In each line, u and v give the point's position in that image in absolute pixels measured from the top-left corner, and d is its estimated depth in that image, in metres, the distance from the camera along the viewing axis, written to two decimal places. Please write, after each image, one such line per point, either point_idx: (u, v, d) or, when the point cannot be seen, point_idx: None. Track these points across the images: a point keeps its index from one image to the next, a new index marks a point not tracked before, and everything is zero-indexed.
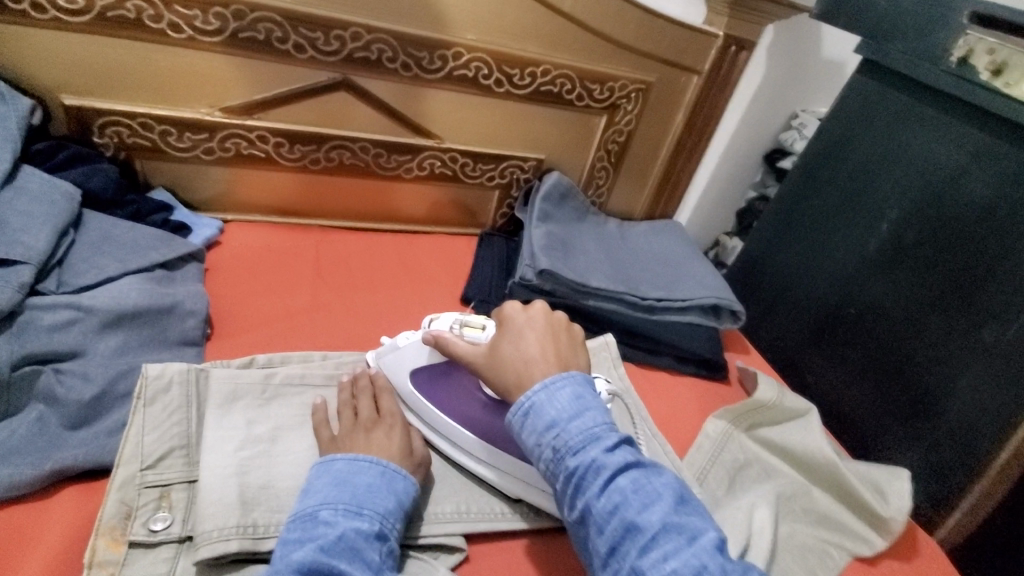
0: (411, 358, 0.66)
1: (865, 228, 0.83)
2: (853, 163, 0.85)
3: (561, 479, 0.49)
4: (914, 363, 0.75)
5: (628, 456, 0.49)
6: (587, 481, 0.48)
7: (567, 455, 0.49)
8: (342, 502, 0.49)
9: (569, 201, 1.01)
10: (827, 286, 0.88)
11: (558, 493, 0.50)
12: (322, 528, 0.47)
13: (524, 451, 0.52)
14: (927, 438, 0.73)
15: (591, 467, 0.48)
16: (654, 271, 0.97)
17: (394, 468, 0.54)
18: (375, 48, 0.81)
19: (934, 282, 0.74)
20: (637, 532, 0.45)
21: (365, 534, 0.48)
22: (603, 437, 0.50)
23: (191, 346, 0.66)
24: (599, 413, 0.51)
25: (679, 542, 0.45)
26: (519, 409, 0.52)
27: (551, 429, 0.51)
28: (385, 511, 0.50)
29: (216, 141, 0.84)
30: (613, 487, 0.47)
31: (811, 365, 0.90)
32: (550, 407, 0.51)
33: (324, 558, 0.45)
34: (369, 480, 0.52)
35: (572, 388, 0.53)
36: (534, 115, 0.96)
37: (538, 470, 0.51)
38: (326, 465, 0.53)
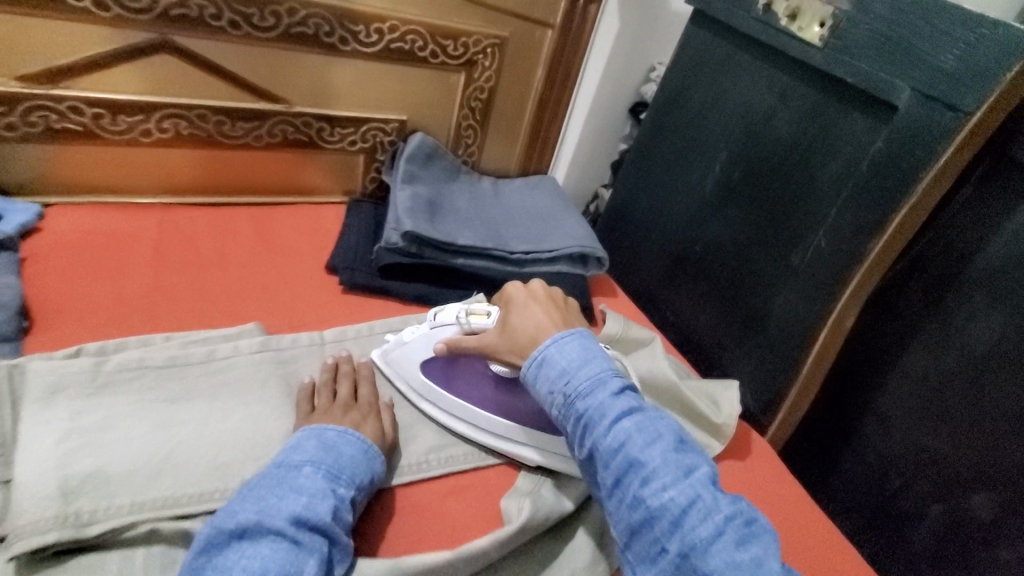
0: (421, 351, 0.69)
1: (703, 170, 0.91)
2: (691, 112, 0.92)
3: (571, 421, 0.55)
4: (745, 288, 0.84)
5: (632, 402, 0.54)
6: (595, 423, 0.53)
7: (577, 400, 0.55)
8: (326, 464, 0.54)
9: (437, 162, 1.01)
10: (676, 227, 0.95)
11: (569, 434, 0.56)
12: (314, 482, 0.52)
13: (539, 400, 0.59)
14: (757, 353, 0.83)
15: (597, 409, 0.54)
16: (525, 225, 1.00)
17: (374, 448, 0.59)
18: (194, 4, 0.75)
19: (755, 214, 0.82)
20: (641, 467, 0.50)
21: (343, 498, 0.52)
22: (609, 384, 0.55)
23: (4, 342, 0.60)
24: (603, 362, 0.57)
25: (676, 475, 0.49)
26: (533, 362, 0.59)
27: (562, 376, 0.57)
28: (360, 485, 0.55)
29: (19, 114, 0.74)
30: (618, 428, 0.52)
31: (668, 301, 0.98)
32: (560, 358, 0.58)
33: (312, 511, 0.49)
34: (353, 451, 0.57)
35: (578, 341, 0.59)
36: (389, 74, 0.93)
37: (552, 416, 0.58)
38: (315, 432, 0.57)
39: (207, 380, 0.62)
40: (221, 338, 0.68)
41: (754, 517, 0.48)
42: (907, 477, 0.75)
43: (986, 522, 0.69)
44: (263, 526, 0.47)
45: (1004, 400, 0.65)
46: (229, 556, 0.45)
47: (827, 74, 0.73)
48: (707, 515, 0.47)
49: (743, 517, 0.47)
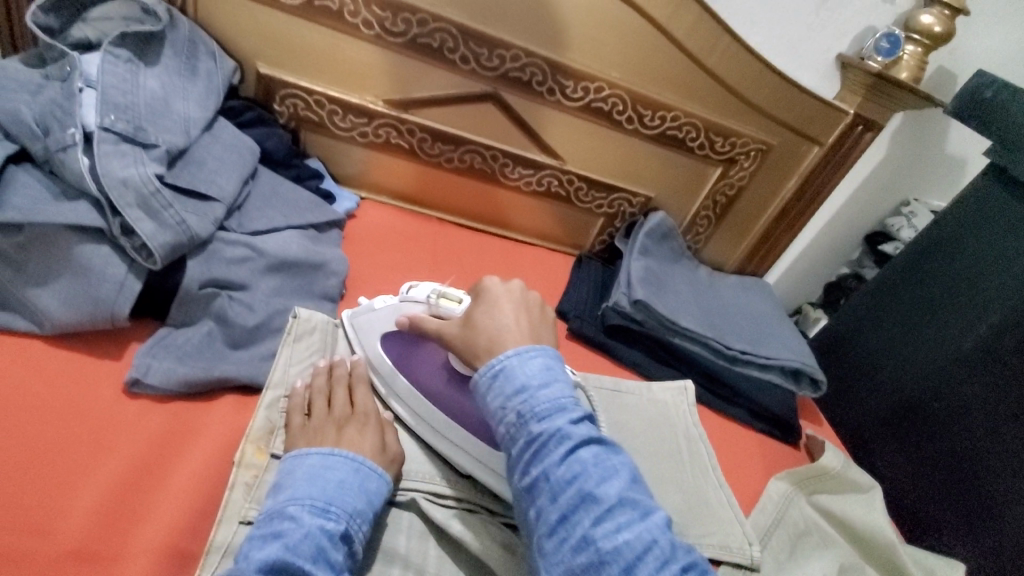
0: (382, 324, 0.65)
1: (963, 326, 0.84)
2: (961, 262, 0.87)
3: (521, 444, 0.48)
4: (986, 466, 0.76)
5: (593, 431, 0.48)
6: (548, 448, 0.47)
7: (532, 421, 0.48)
8: (311, 496, 0.47)
9: (669, 242, 1.06)
10: (912, 375, 0.89)
11: (513, 458, 0.48)
12: (293, 519, 0.45)
13: (488, 413, 0.51)
14: (985, 540, 0.74)
15: (553, 435, 0.47)
16: (741, 324, 0.99)
17: (369, 465, 0.52)
18: (528, 70, 0.90)
19: (1019, 392, 0.74)
20: (594, 504, 0.45)
21: (335, 537, 0.45)
22: (569, 409, 0.49)
23: (330, 302, 0.74)
24: (565, 386, 0.50)
25: (633, 516, 0.45)
26: (488, 370, 0.51)
27: (518, 394, 0.49)
28: (355, 511, 0.47)
29: (372, 126, 0.93)
30: (575, 458, 0.46)
31: (880, 449, 0.90)
32: (520, 372, 0.50)
33: (285, 559, 0.42)
34: (342, 474, 0.49)
35: (544, 358, 0.51)
36: (653, 155, 1.01)
37: (497, 432, 0.50)
38: (298, 458, 0.50)
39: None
40: None
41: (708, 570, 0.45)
42: None
43: None
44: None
45: None
46: None
47: None
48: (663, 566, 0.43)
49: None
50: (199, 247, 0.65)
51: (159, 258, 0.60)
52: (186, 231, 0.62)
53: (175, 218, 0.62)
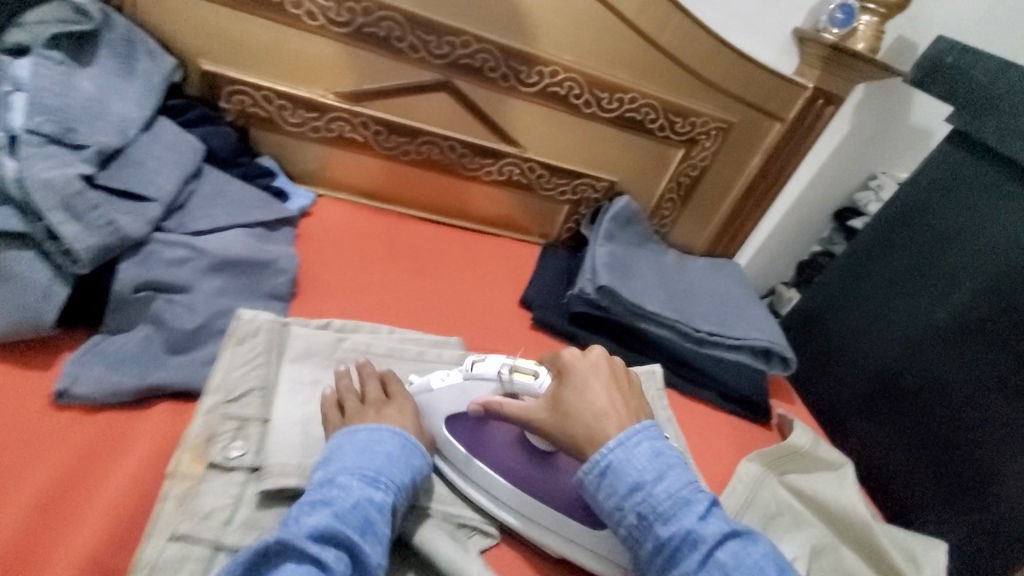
0: (449, 404, 0.61)
1: (935, 296, 0.82)
2: (931, 233, 0.86)
3: (648, 546, 0.50)
4: (969, 440, 0.74)
5: (721, 524, 0.50)
6: (682, 552, 0.48)
7: (656, 521, 0.50)
8: (361, 468, 0.49)
9: (634, 226, 1.05)
10: (885, 350, 0.87)
11: (645, 560, 0.50)
12: (343, 488, 0.47)
13: (602, 512, 0.53)
14: (976, 517, 0.72)
15: (684, 537, 0.48)
16: (709, 306, 0.98)
17: (412, 443, 0.55)
18: (479, 57, 0.88)
19: (997, 362, 0.73)
20: None
21: (382, 506, 0.48)
22: (693, 502, 0.50)
23: (279, 301, 0.72)
24: (680, 473, 0.52)
25: None
26: (595, 467, 0.52)
27: (635, 492, 0.51)
28: (399, 485, 0.50)
29: (323, 121, 0.91)
30: (712, 561, 0.47)
31: (857, 426, 0.89)
32: (632, 465, 0.52)
33: (340, 522, 0.44)
34: (388, 449, 0.53)
35: (648, 444, 0.53)
36: (614, 138, 1.00)
37: (618, 532, 0.52)
38: (346, 435, 0.53)
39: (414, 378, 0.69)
40: (431, 343, 0.75)
41: None
42: None
43: None
44: (287, 541, 0.42)
45: None
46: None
47: None
48: None
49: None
50: (134, 250, 0.63)
51: (85, 261, 0.58)
52: (116, 231, 0.60)
53: (102, 218, 0.60)
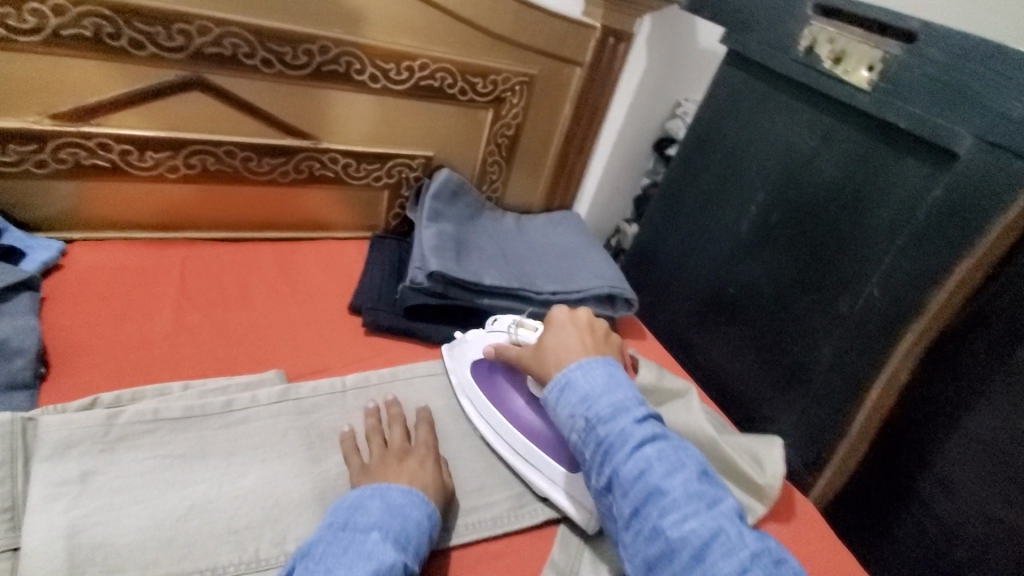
0: (471, 352, 0.73)
1: (736, 211, 0.88)
2: (724, 151, 0.90)
3: (591, 447, 0.54)
4: (786, 336, 0.80)
5: (656, 430, 0.53)
6: (615, 448, 0.52)
7: (597, 424, 0.54)
8: (393, 530, 0.50)
9: (461, 198, 0.99)
10: (709, 269, 0.92)
11: (588, 460, 0.54)
12: (382, 551, 0.47)
13: (559, 423, 0.57)
14: (799, 403, 0.78)
15: (619, 436, 0.52)
16: (550, 263, 0.97)
17: (437, 511, 0.55)
18: (228, 43, 0.75)
19: (795, 260, 0.79)
20: (660, 495, 0.49)
21: (410, 573, 0.48)
22: (633, 411, 0.54)
23: (21, 390, 0.58)
24: (630, 391, 0.56)
25: (698, 506, 0.48)
26: (556, 384, 0.58)
27: (584, 402, 0.56)
28: (423, 555, 0.51)
29: (49, 151, 0.73)
30: (641, 455, 0.51)
31: (699, 344, 0.94)
32: (583, 379, 0.57)
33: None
34: (419, 515, 0.52)
35: (602, 368, 0.58)
36: (416, 110, 0.93)
37: (571, 440, 0.56)
38: (378, 491, 0.53)
39: (222, 435, 0.59)
40: (242, 385, 0.65)
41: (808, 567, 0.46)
42: (977, 550, 0.66)
43: None
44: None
45: None
46: None
47: (875, 117, 0.69)
48: (731, 551, 0.45)
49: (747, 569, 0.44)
50: None
51: None
52: None
53: None
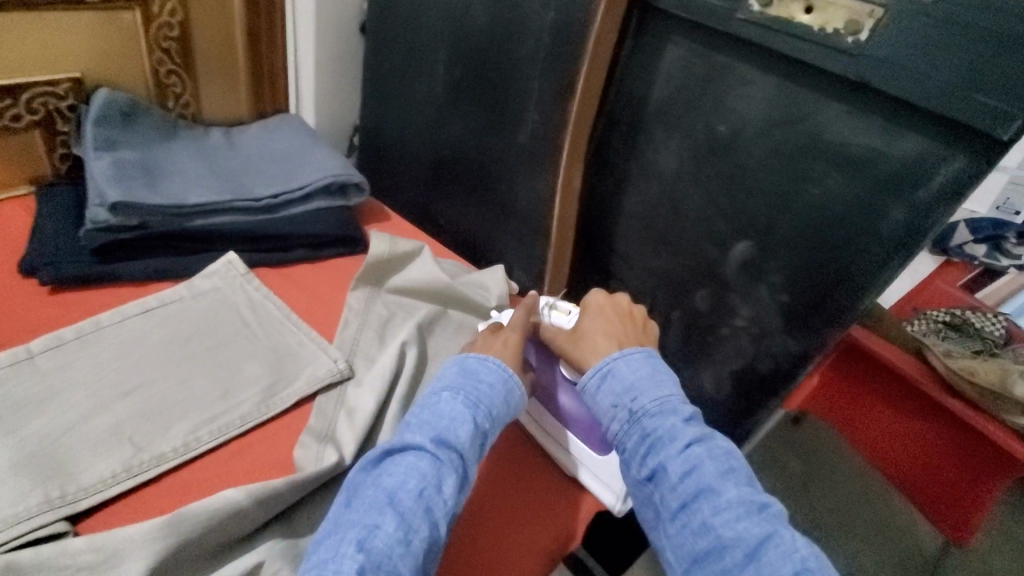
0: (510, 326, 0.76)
1: (430, 75, 0.92)
2: (402, 15, 0.92)
3: (634, 439, 0.58)
4: (493, 177, 0.89)
5: (700, 431, 0.57)
6: (664, 443, 0.56)
7: (644, 416, 0.59)
8: (464, 390, 0.59)
9: (141, 121, 0.87)
10: (425, 136, 0.97)
11: (631, 451, 0.58)
12: (450, 405, 0.57)
13: (601, 411, 0.62)
14: (514, 230, 0.91)
15: (667, 431, 0.57)
16: (270, 170, 0.93)
17: (514, 378, 0.63)
18: None
19: (479, 107, 0.87)
20: (712, 494, 0.52)
21: (482, 425, 0.57)
22: (681, 409, 0.59)
23: None
24: (670, 386, 0.60)
25: (750, 509, 0.51)
26: (598, 371, 0.63)
27: (629, 392, 0.61)
28: (494, 413, 0.59)
29: None
30: (690, 453, 0.55)
31: (437, 209, 1.01)
32: (628, 371, 0.62)
33: (447, 433, 0.55)
34: (489, 378, 0.61)
35: (648, 358, 0.63)
36: (32, 24, 0.77)
37: (611, 428, 0.61)
38: (457, 360, 0.63)
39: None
40: None
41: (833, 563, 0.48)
42: (652, 297, 0.88)
43: (705, 311, 0.82)
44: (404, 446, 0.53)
45: (691, 208, 0.77)
46: (378, 480, 0.51)
47: None
48: (784, 552, 0.48)
49: (802, 571, 0.47)
50: None
51: None
52: None
53: None
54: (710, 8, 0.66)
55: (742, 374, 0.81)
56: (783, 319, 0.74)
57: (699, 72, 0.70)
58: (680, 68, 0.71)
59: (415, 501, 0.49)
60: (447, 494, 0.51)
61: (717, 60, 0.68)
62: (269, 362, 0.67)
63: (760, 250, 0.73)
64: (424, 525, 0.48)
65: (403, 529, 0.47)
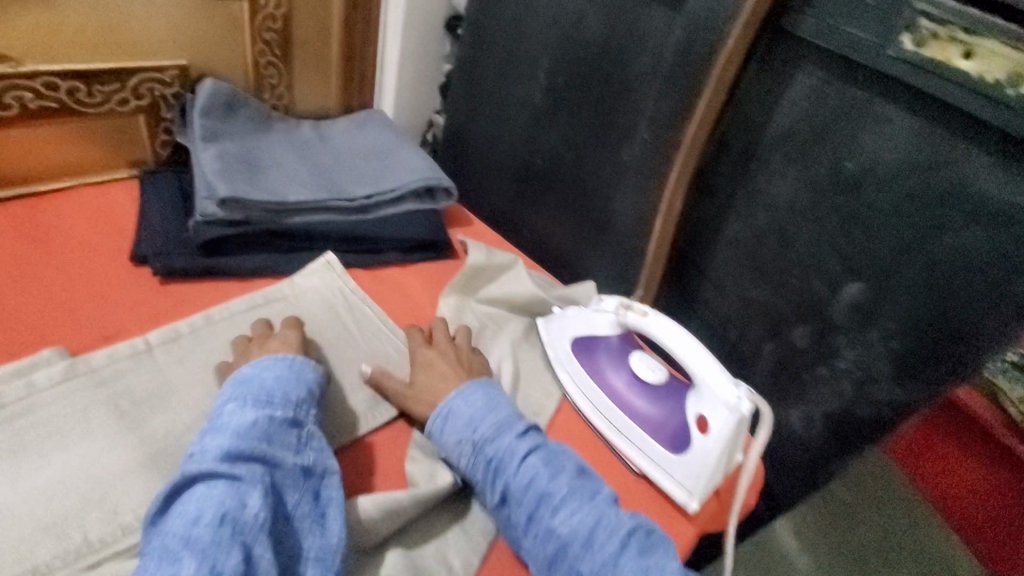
0: (573, 325, 0.75)
1: (528, 80, 0.90)
2: (505, 19, 0.90)
3: (481, 468, 0.58)
4: (589, 192, 0.88)
5: (536, 440, 0.59)
6: (506, 462, 0.57)
7: (484, 445, 0.58)
8: (253, 395, 0.54)
9: (241, 113, 0.86)
10: (515, 141, 0.95)
11: (480, 481, 0.57)
12: (236, 417, 0.52)
13: (445, 449, 0.60)
14: (603, 246, 0.89)
15: (507, 450, 0.57)
16: (362, 167, 0.91)
17: (303, 364, 0.60)
18: None
19: (582, 120, 0.85)
20: (551, 497, 0.55)
21: (282, 416, 0.53)
22: (513, 426, 0.59)
23: None
24: (503, 409, 0.61)
25: (581, 499, 0.55)
26: (439, 414, 0.61)
27: (470, 426, 0.59)
28: (297, 400, 0.56)
29: None
30: (528, 465, 0.56)
31: (521, 217, 1.00)
32: (465, 407, 0.61)
33: (242, 445, 0.49)
34: (279, 373, 0.57)
35: (484, 391, 0.62)
36: (144, 8, 0.76)
37: (458, 466, 0.59)
38: (263, 363, 0.58)
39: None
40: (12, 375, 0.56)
41: (653, 529, 0.54)
42: (742, 326, 0.86)
43: (803, 348, 0.80)
44: (192, 476, 0.47)
45: (802, 243, 0.75)
46: (173, 512, 0.45)
47: None
48: (611, 532, 0.53)
49: (627, 543, 0.52)
50: None
51: None
52: None
53: None
54: (853, 39, 0.63)
55: (836, 416, 0.79)
56: (892, 367, 0.72)
57: (831, 105, 0.67)
58: (808, 98, 0.68)
59: (216, 532, 0.43)
60: (254, 510, 0.46)
61: (853, 94, 0.65)
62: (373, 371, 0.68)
63: (875, 294, 0.70)
64: (234, 552, 0.43)
65: (210, 564, 0.41)
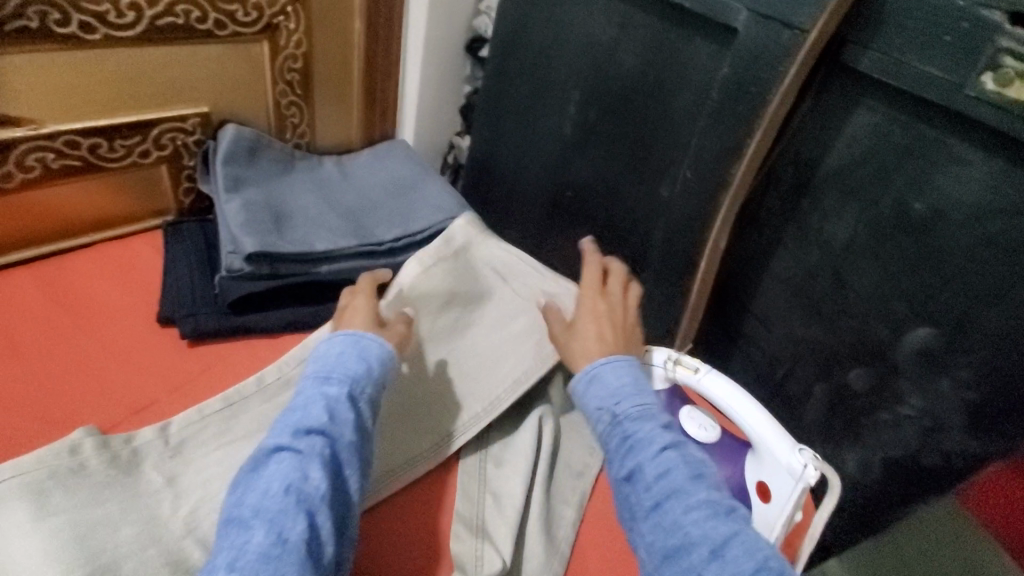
0: None
1: (558, 113, 0.86)
2: (532, 50, 0.86)
3: (614, 440, 0.54)
4: (624, 228, 0.84)
5: (677, 435, 0.53)
6: (641, 446, 0.52)
7: (624, 419, 0.54)
8: (319, 372, 0.57)
9: (263, 155, 0.84)
10: (545, 174, 0.92)
11: (611, 452, 0.54)
12: (311, 388, 0.55)
13: (587, 414, 0.58)
14: (641, 284, 0.85)
15: (644, 436, 0.53)
16: (388, 206, 0.87)
17: (370, 338, 0.60)
18: None
19: (616, 155, 0.81)
20: (684, 494, 0.49)
21: (346, 390, 0.55)
22: (658, 415, 0.55)
23: None
24: (650, 394, 0.57)
25: (719, 511, 0.48)
26: (586, 376, 0.59)
27: (609, 396, 0.57)
28: (356, 376, 0.57)
29: None
30: (665, 456, 0.51)
31: (551, 251, 0.96)
32: (613, 377, 0.58)
33: (308, 420, 0.53)
34: (343, 350, 0.59)
35: (636, 369, 0.59)
36: (165, 60, 0.75)
37: (597, 432, 0.57)
38: (332, 339, 0.61)
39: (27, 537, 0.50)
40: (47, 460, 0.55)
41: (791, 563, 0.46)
42: (791, 367, 0.80)
43: (860, 393, 0.75)
44: (266, 450, 0.51)
45: (861, 284, 0.70)
46: (247, 489, 0.49)
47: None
48: (748, 550, 0.45)
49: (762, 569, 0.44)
50: None
51: None
52: None
53: None
54: (924, 76, 0.58)
55: (898, 461, 0.75)
56: (964, 417, 0.67)
57: (896, 141, 0.62)
58: (869, 134, 0.64)
59: (281, 502, 0.47)
60: (317, 482, 0.49)
61: (922, 131, 0.60)
62: (408, 437, 0.66)
63: (946, 340, 0.65)
64: (300, 520, 0.46)
65: (276, 532, 0.45)
